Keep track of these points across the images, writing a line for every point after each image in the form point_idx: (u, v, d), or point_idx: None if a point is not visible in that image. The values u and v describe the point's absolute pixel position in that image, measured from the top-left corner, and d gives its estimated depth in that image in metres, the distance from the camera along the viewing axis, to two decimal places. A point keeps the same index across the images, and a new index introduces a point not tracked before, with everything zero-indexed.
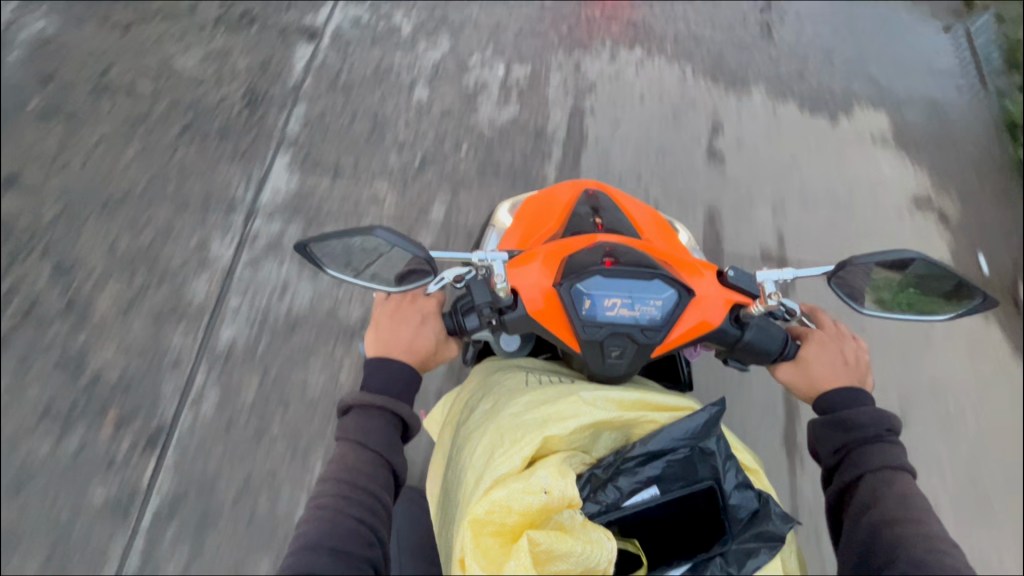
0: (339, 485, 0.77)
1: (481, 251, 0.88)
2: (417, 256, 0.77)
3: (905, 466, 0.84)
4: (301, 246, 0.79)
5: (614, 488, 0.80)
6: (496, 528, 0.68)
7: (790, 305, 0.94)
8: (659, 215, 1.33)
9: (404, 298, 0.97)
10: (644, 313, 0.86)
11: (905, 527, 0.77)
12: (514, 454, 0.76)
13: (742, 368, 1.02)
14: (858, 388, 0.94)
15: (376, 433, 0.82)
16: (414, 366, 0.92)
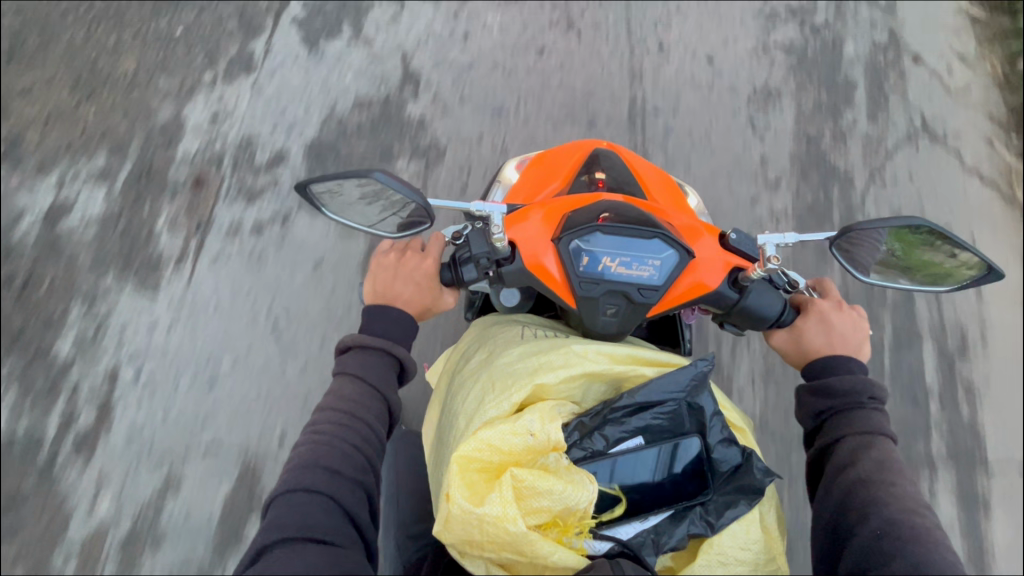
0: (336, 414, 0.81)
1: (479, 203, 0.89)
2: (416, 207, 0.77)
3: (886, 431, 0.85)
4: (302, 187, 0.80)
5: (601, 437, 0.83)
6: (482, 465, 0.71)
7: (792, 276, 0.94)
8: (667, 177, 1.30)
9: (404, 249, 0.98)
10: (643, 272, 0.87)
11: (881, 486, 0.79)
12: (504, 400, 0.78)
13: (737, 331, 1.02)
14: (853, 358, 0.93)
15: (374, 371, 0.85)
16: (412, 314, 0.95)
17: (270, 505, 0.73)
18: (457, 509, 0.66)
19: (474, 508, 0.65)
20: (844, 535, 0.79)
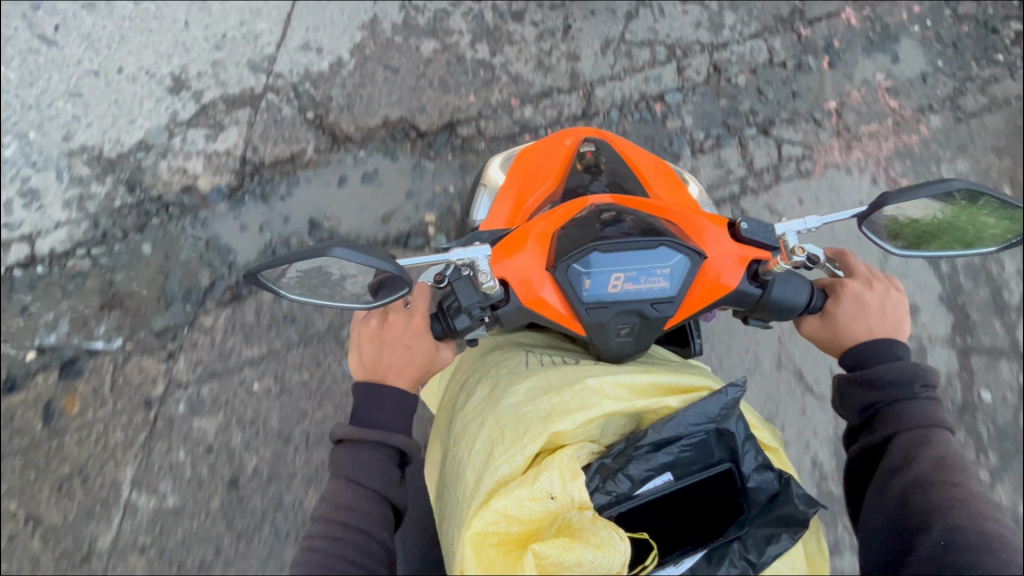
0: (330, 527, 0.73)
1: (458, 250, 0.77)
2: (387, 271, 0.67)
3: (943, 423, 0.79)
4: (251, 276, 0.67)
5: (626, 477, 0.74)
6: (500, 538, 0.63)
7: (813, 251, 0.80)
8: (664, 163, 1.20)
9: (386, 311, 0.88)
10: (653, 285, 0.77)
11: (943, 488, 0.73)
12: (516, 454, 0.69)
13: (763, 326, 0.93)
14: (894, 341, 0.86)
15: (369, 470, 0.76)
16: (406, 384, 0.83)
17: None
18: None
19: None
20: (903, 542, 0.73)
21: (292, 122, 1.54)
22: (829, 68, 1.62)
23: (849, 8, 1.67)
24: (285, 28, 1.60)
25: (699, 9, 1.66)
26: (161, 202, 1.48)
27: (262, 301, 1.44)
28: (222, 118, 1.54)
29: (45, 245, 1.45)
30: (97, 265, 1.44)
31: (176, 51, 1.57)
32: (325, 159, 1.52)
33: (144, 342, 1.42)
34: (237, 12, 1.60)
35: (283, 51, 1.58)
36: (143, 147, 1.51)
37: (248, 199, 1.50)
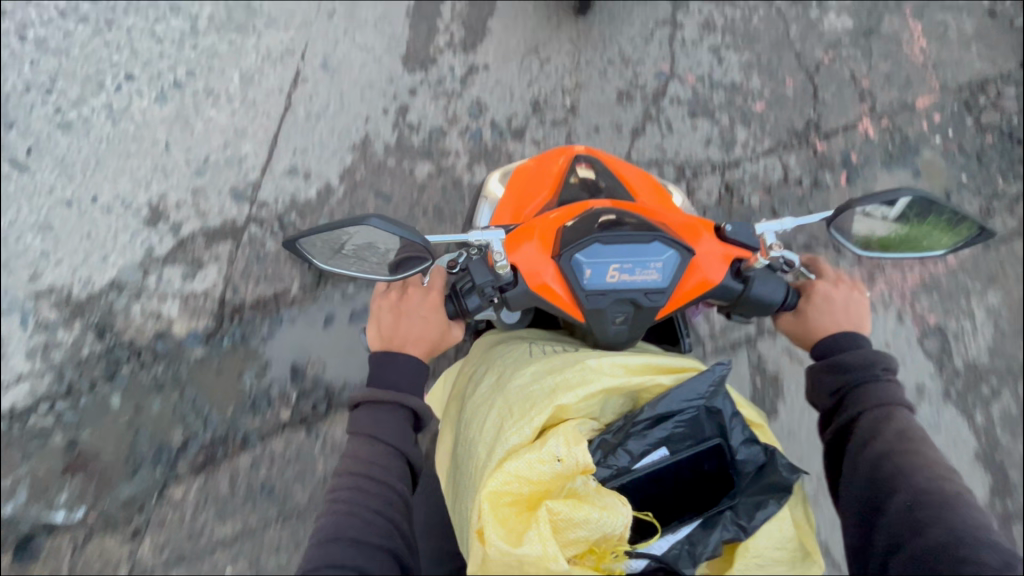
0: (356, 478, 0.79)
1: (477, 231, 0.87)
2: (408, 241, 0.78)
3: (904, 402, 0.86)
4: (292, 243, 0.80)
5: (625, 452, 0.81)
6: (513, 498, 0.68)
7: (791, 256, 0.93)
8: (651, 177, 1.31)
9: (406, 288, 0.98)
10: (647, 276, 0.85)
11: (908, 457, 0.80)
12: (524, 426, 0.75)
13: (745, 321, 1.02)
14: (857, 331, 0.95)
15: (387, 427, 0.83)
16: (421, 354, 0.93)
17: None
18: (494, 550, 0.64)
19: (513, 549, 0.63)
20: (878, 508, 0.80)
21: (276, 256, 1.48)
22: (847, 183, 1.64)
23: (867, 121, 1.70)
24: (270, 151, 1.58)
25: (710, 124, 1.68)
26: (132, 347, 1.40)
27: (238, 469, 1.35)
28: (202, 254, 1.48)
29: (5, 401, 1.37)
30: (61, 420, 1.35)
31: (155, 176, 1.55)
32: (311, 298, 1.45)
33: (108, 513, 1.31)
34: (222, 133, 1.59)
35: (269, 176, 1.55)
36: (114, 286, 1.44)
37: (228, 341, 1.42)
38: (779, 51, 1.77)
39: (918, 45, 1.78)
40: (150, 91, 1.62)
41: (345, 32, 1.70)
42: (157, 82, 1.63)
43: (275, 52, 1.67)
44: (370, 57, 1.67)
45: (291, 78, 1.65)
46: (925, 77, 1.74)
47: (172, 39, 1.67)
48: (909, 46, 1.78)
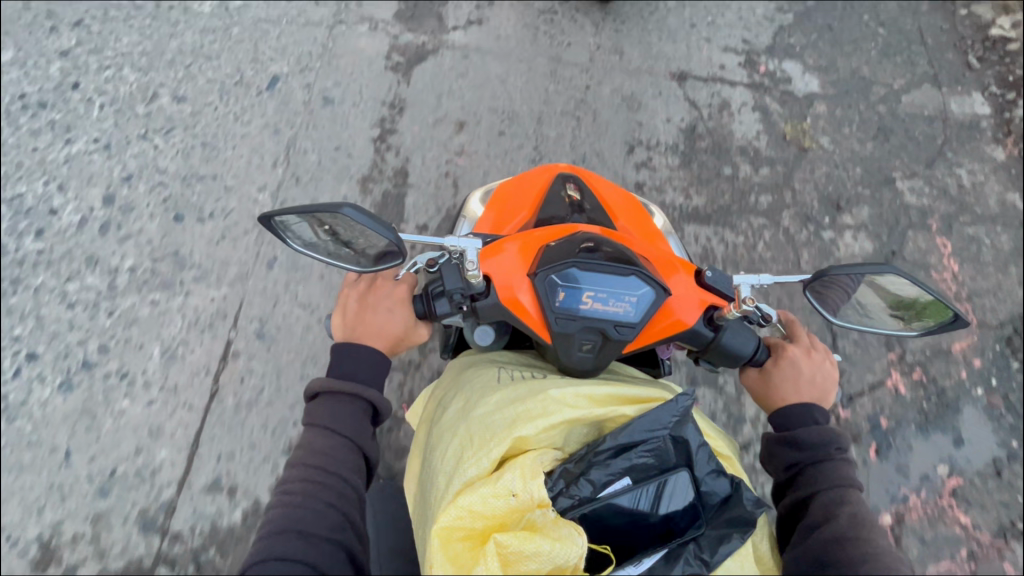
0: (307, 471, 0.82)
1: (454, 237, 0.88)
2: (384, 239, 0.79)
3: (858, 486, 0.86)
4: (267, 218, 0.80)
5: (588, 482, 0.80)
6: (465, 533, 0.68)
7: (765, 310, 0.91)
8: (633, 197, 1.32)
9: (375, 280, 0.97)
10: (619, 309, 0.85)
11: (857, 545, 0.78)
12: (483, 457, 0.75)
13: (713, 369, 1.00)
14: (818, 406, 0.94)
15: (343, 420, 0.86)
16: (383, 349, 0.93)
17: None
18: None
19: None
20: None
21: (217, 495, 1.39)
22: (877, 456, 1.58)
23: (896, 376, 1.67)
24: (189, 464, 1.42)
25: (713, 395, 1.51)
26: None
27: None
28: None
29: None
30: None
31: (50, 498, 1.37)
32: None
33: None
34: (134, 435, 1.44)
35: (185, 496, 1.39)
36: None
37: None
38: (792, 290, 1.75)
39: (949, 271, 1.83)
40: (54, 376, 1.49)
41: (286, 287, 1.61)
42: (64, 363, 1.50)
43: (202, 320, 1.56)
44: (314, 318, 1.58)
45: (220, 354, 1.53)
46: (960, 315, 1.78)
47: (86, 305, 1.56)
48: (938, 273, 1.83)
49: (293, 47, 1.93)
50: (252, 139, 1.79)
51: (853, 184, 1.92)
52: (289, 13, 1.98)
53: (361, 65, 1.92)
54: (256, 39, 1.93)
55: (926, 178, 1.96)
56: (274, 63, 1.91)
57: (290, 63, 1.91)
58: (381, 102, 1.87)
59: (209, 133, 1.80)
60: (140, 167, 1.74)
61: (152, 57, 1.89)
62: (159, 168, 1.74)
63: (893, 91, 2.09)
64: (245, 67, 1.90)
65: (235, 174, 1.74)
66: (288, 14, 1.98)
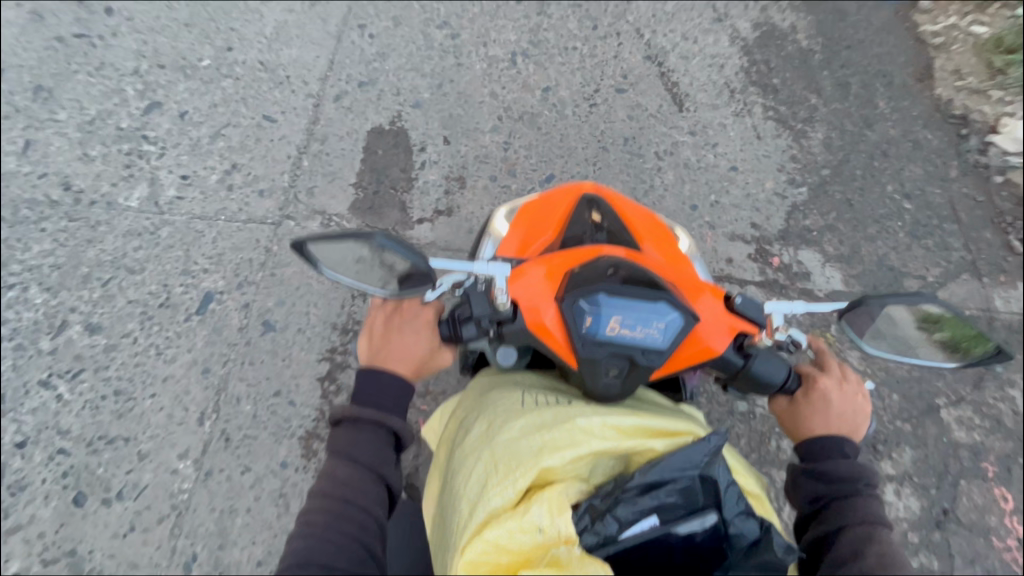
0: (328, 502, 0.81)
1: (482, 263, 0.88)
2: (417, 265, 0.79)
3: (886, 524, 0.83)
4: (297, 246, 0.78)
5: (614, 519, 0.77)
6: (491, 567, 0.67)
7: (797, 336, 0.87)
8: (658, 220, 1.31)
9: (399, 305, 0.96)
10: (647, 334, 0.83)
11: None
12: (508, 487, 0.74)
13: (739, 395, 0.98)
14: (848, 439, 0.92)
15: (366, 450, 0.84)
16: (406, 374, 0.92)
17: None
18: None
19: None
20: None
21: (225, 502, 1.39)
22: None
23: None
24: None
25: None
26: None
27: None
28: None
29: None
30: None
31: None
32: None
33: None
34: None
35: None
36: None
37: None
38: None
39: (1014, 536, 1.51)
40: None
41: None
42: None
43: None
44: None
45: None
46: None
47: None
48: (1000, 539, 1.50)
49: (231, 253, 1.60)
50: (177, 381, 1.48)
51: (890, 418, 1.56)
52: (228, 210, 1.65)
53: (314, 274, 1.59)
54: (187, 244, 1.60)
55: (975, 404, 1.61)
56: (207, 276, 1.58)
57: (226, 275, 1.58)
58: (332, 326, 1.54)
59: (126, 375, 1.48)
60: (37, 429, 1.43)
61: (64, 272, 1.56)
62: (61, 429, 1.43)
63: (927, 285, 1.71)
64: (173, 282, 1.57)
65: (153, 435, 1.43)
66: (227, 210, 1.65)
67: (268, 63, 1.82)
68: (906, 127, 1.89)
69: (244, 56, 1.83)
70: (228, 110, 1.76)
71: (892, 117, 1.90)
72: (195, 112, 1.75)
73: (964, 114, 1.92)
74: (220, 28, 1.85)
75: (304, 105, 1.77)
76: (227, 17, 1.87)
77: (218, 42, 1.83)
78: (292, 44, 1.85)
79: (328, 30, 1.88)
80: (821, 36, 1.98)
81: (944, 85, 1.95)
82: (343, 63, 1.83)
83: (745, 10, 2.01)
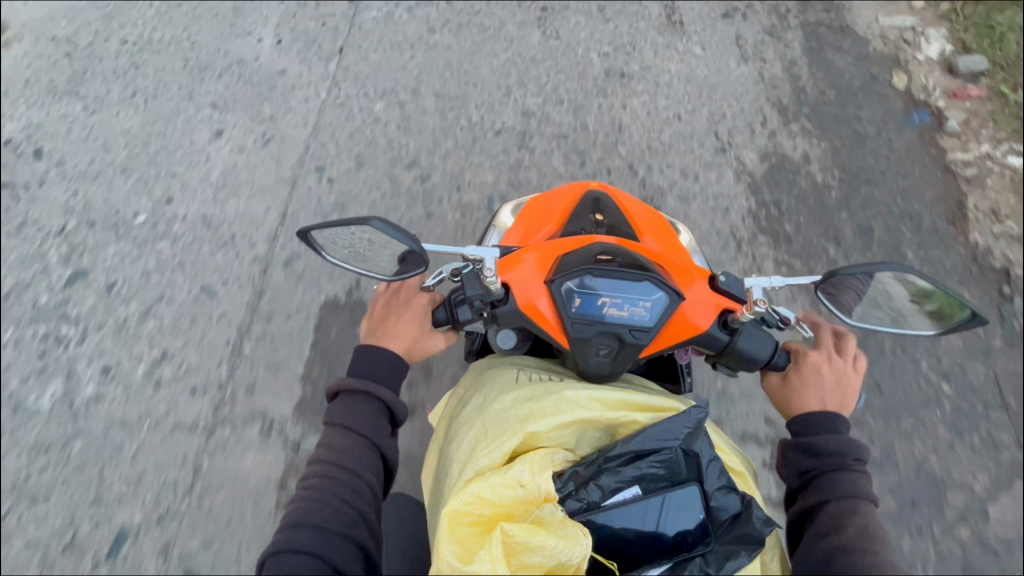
0: (324, 467, 0.86)
1: (473, 247, 0.94)
2: (411, 248, 0.83)
3: (870, 496, 0.84)
4: (304, 234, 0.83)
5: (597, 487, 0.81)
6: (473, 519, 0.71)
7: (784, 312, 0.92)
8: (661, 216, 1.35)
9: (398, 288, 1.03)
10: (634, 313, 0.87)
11: (862, 556, 0.77)
12: (495, 449, 0.78)
13: (732, 374, 1.00)
14: (840, 416, 0.92)
15: (360, 418, 0.89)
16: (399, 352, 0.97)
17: (263, 564, 0.80)
18: (447, 566, 0.67)
19: (464, 565, 0.67)
20: None
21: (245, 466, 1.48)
22: None
23: None
24: None
25: None
26: None
27: None
28: None
29: None
30: None
31: None
32: None
33: None
34: None
35: None
36: None
37: None
38: None
39: None
40: None
41: None
42: None
43: None
44: None
45: None
46: None
47: None
48: None
49: (152, 472, 1.46)
50: None
51: None
52: (153, 412, 1.52)
53: (243, 498, 1.44)
54: (103, 462, 1.47)
55: None
56: (121, 509, 1.42)
57: (183, 427, 1.50)
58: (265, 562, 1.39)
59: None
60: None
61: None
62: None
63: (974, 496, 1.53)
64: (81, 517, 1.41)
65: None
66: (150, 413, 1.52)
67: (209, 219, 1.75)
68: (944, 286, 1.73)
69: (185, 208, 1.77)
70: (162, 281, 1.67)
71: (924, 270, 1.75)
72: (124, 285, 1.67)
73: (1005, 267, 1.77)
74: (161, 174, 1.82)
75: (248, 277, 1.67)
76: (169, 161, 1.84)
77: (157, 193, 1.79)
78: (240, 196, 1.79)
79: (282, 173, 1.82)
80: (837, 168, 1.89)
81: (982, 228, 1.82)
82: (296, 216, 1.76)
83: (751, 138, 1.92)
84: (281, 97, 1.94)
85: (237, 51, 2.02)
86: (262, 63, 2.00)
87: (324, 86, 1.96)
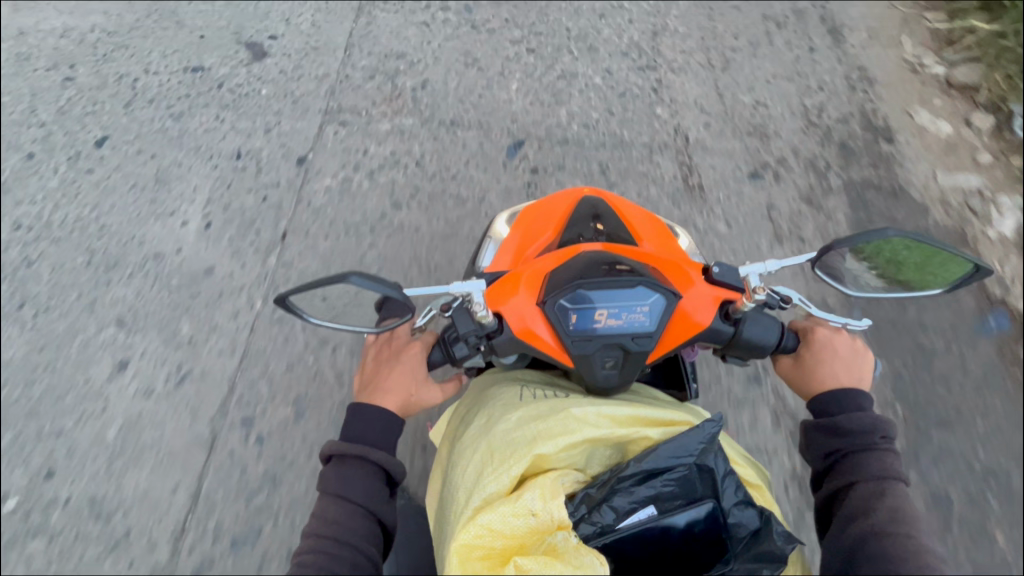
0: (319, 541, 0.82)
1: (458, 282, 0.86)
2: (398, 297, 0.78)
3: (899, 474, 0.81)
4: (282, 299, 0.78)
5: (611, 509, 0.78)
6: (484, 552, 0.68)
7: (783, 292, 0.88)
8: (657, 219, 1.32)
9: (389, 338, 0.99)
10: (634, 321, 0.84)
11: (897, 539, 0.75)
12: (503, 473, 0.75)
13: (742, 363, 0.97)
14: (860, 391, 0.88)
15: (355, 486, 0.85)
16: (394, 409, 0.92)
17: None
18: None
19: None
20: None
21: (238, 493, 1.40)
22: None
23: None
24: None
25: None
26: None
27: None
28: None
29: None
30: None
31: None
32: None
33: None
34: None
35: None
36: None
37: None
38: None
39: None
40: None
41: None
42: None
43: None
44: None
45: None
46: None
47: None
48: None
49: None
50: None
51: None
52: None
53: None
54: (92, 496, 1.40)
55: None
56: None
57: (175, 454, 1.45)
58: None
59: None
60: None
61: None
62: None
63: None
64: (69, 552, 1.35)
65: None
66: None
67: (97, 500, 1.40)
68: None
69: (70, 488, 1.42)
70: None
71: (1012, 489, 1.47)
72: None
73: None
74: (43, 436, 1.48)
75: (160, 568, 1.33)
76: (55, 412, 1.51)
77: (36, 463, 1.45)
78: (145, 466, 1.44)
79: (196, 431, 1.48)
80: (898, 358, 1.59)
81: None
82: (218, 494, 1.41)
83: None
84: (203, 309, 1.64)
85: (155, 240, 1.75)
86: (185, 256, 1.73)
87: (260, 292, 1.66)
